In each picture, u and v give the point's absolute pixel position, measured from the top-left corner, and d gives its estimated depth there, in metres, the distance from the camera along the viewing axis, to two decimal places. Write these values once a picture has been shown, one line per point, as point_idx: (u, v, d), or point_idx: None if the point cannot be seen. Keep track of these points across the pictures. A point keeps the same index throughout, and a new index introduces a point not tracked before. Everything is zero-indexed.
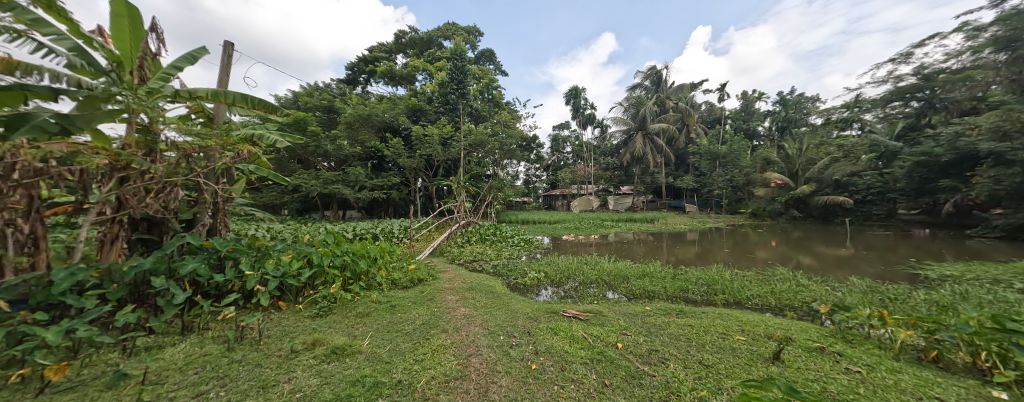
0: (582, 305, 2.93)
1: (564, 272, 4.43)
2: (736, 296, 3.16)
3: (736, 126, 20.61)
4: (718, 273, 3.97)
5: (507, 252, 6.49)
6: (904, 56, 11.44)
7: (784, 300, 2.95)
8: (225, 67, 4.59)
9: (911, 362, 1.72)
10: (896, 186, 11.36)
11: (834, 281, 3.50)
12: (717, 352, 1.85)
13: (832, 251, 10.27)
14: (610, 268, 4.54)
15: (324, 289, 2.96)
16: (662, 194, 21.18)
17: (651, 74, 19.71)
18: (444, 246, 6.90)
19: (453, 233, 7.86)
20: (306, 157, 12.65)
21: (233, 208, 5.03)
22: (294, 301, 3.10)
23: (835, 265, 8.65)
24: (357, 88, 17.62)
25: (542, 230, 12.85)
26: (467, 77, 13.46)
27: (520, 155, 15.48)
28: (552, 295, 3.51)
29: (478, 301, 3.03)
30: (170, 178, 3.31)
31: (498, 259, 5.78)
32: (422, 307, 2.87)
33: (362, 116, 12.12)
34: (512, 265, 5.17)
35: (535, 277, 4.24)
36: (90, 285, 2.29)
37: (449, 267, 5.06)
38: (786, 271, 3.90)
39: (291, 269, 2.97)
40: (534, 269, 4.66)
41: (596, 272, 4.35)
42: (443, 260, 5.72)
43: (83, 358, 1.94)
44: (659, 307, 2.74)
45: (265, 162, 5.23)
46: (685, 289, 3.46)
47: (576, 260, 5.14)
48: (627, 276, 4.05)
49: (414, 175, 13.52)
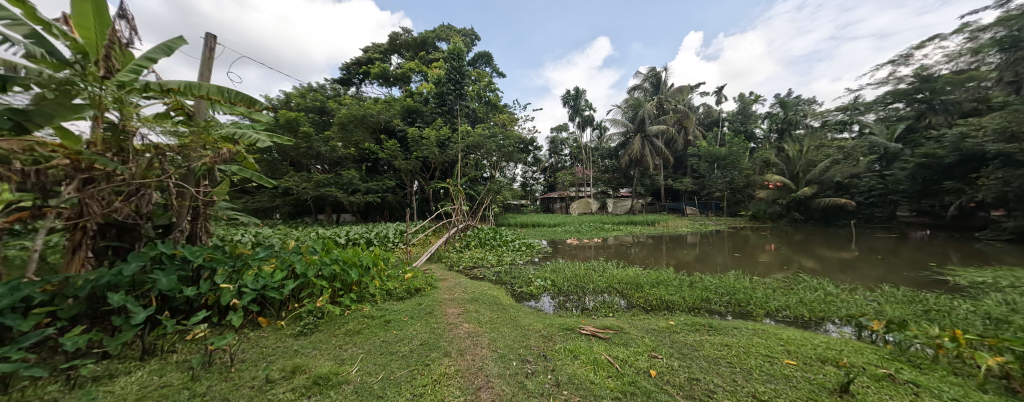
0: (598, 319, 2.65)
1: (572, 280, 4.16)
2: (765, 308, 2.90)
3: (734, 128, 20.58)
4: (736, 280, 3.73)
5: (508, 258, 6.19)
6: (904, 58, 11.40)
7: (818, 313, 2.71)
8: (208, 60, 4.26)
9: (1004, 394, 1.45)
10: (898, 188, 11.29)
11: (865, 290, 3.25)
12: (769, 382, 1.58)
13: (836, 253, 10.13)
14: (620, 275, 4.27)
15: (309, 304, 2.65)
16: (661, 197, 21.03)
17: (650, 76, 19.68)
18: (442, 251, 6.59)
19: (452, 238, 7.55)
20: (299, 159, 12.30)
21: (216, 212, 4.70)
22: (276, 316, 2.78)
23: (839, 268, 8.51)
24: (352, 89, 17.28)
25: (541, 233, 12.58)
26: (464, 77, 12.99)
27: (518, 157, 15.22)
28: (562, 307, 3.21)
29: (482, 316, 2.73)
30: (143, 182, 2.84)
31: (500, 265, 5.49)
32: (420, 324, 2.57)
33: (357, 117, 11.76)
34: (515, 271, 4.88)
35: (542, 285, 3.95)
36: (36, 303, 1.97)
37: (448, 274, 4.76)
38: (810, 279, 3.65)
39: (272, 282, 2.65)
40: (539, 277, 4.37)
41: (606, 280, 4.08)
42: (441, 267, 5.42)
43: (12, 394, 1.61)
44: (686, 323, 2.47)
45: (252, 164, 4.88)
46: (706, 299, 3.20)
47: (583, 266, 4.86)
48: (639, 285, 3.78)
49: (411, 178, 13.21)
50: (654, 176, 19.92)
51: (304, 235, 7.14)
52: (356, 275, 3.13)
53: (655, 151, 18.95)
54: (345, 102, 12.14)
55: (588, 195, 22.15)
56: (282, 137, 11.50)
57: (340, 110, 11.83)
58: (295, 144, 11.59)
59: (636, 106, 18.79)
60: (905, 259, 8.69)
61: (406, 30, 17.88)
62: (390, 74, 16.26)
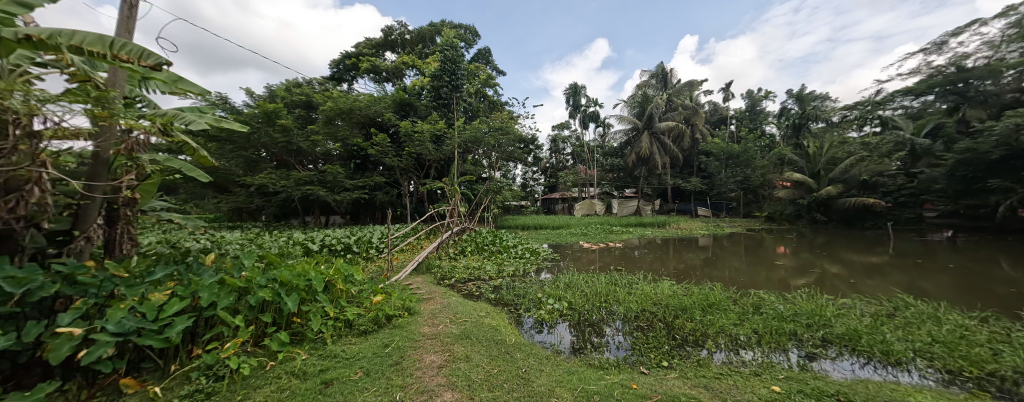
0: (654, 377, 1.75)
1: (594, 301, 3.20)
2: (896, 353, 1.98)
3: (744, 125, 19.72)
4: (814, 303, 2.81)
5: (511, 268, 5.21)
6: (937, 46, 10.82)
7: (980, 365, 1.82)
8: (129, 20, 3.29)
9: None
10: (933, 186, 10.41)
11: (1009, 322, 2.36)
12: None
13: (861, 257, 9.19)
14: (652, 293, 3.34)
15: (206, 358, 1.71)
16: (668, 197, 20.14)
17: (657, 71, 18.87)
18: (433, 259, 5.63)
19: (445, 243, 6.61)
20: (283, 157, 11.46)
21: (145, 215, 3.72)
22: (161, 371, 1.85)
23: (864, 274, 7.52)
24: (343, 85, 16.35)
25: (544, 236, 11.56)
26: (459, 69, 11.92)
27: (518, 155, 14.30)
28: (586, 346, 2.29)
29: (475, 373, 1.79)
30: (18, 169, 1.78)
31: (500, 278, 4.52)
32: (376, 390, 1.64)
33: (344, 110, 10.83)
34: (520, 287, 3.95)
35: (556, 309, 3.00)
36: None
37: (436, 291, 3.80)
38: (919, 302, 2.72)
39: (147, 323, 1.71)
40: (551, 295, 3.41)
41: (638, 301, 3.11)
42: (429, 279, 4.48)
43: None
44: (803, 390, 1.56)
45: (196, 155, 3.96)
46: (796, 338, 2.28)
47: (602, 281, 3.90)
48: (686, 307, 2.86)
49: (404, 177, 12.24)
50: (661, 175, 19.05)
51: (273, 241, 6.18)
52: (294, 305, 2.19)
53: (663, 149, 18.10)
54: (330, 94, 11.16)
55: (592, 195, 21.17)
56: (262, 131, 10.55)
57: (326, 102, 10.91)
58: (277, 139, 10.69)
59: (643, 102, 17.93)
60: (943, 266, 7.68)
61: (402, 23, 16.95)
62: (382, 68, 15.35)
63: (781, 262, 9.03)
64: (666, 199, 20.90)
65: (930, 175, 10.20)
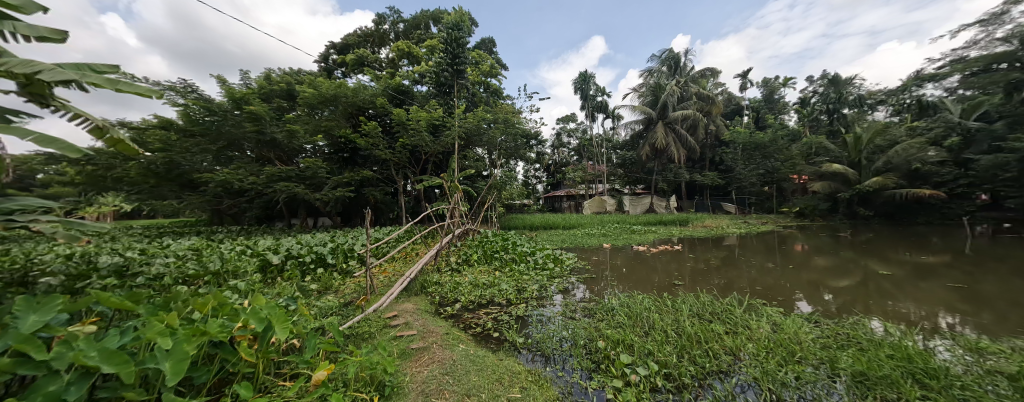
0: None
1: (696, 357, 1.91)
2: None
3: (762, 115, 18.53)
4: None
5: (533, 287, 3.91)
6: (996, 17, 9.86)
7: None
8: None
9: None
10: (1000, 175, 8.99)
11: None
12: None
13: (912, 256, 7.87)
14: (774, 337, 2.09)
15: None
16: (682, 194, 18.98)
17: (669, 58, 17.70)
18: (430, 272, 4.36)
19: (444, 251, 5.33)
20: (263, 152, 10.26)
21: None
22: None
23: (917, 273, 6.25)
24: (332, 75, 14.99)
25: (558, 238, 10.25)
26: (464, 52, 10.63)
27: (524, 150, 12.98)
28: None
29: None
30: None
31: (522, 305, 3.24)
32: None
33: (328, 98, 9.54)
34: (557, 324, 2.64)
35: (639, 375, 1.74)
36: None
37: (433, 329, 2.53)
38: None
39: None
40: (609, 342, 2.15)
41: (779, 360, 1.82)
42: (423, 306, 3.20)
43: None
44: None
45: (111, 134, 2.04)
46: None
47: (680, 312, 2.60)
48: (896, 381, 1.54)
49: (399, 173, 10.89)
50: (676, 169, 17.81)
51: (229, 252, 4.87)
52: None
53: (678, 140, 16.87)
54: (312, 80, 9.82)
55: (601, 192, 19.93)
56: (234, 122, 9.27)
57: (306, 89, 9.69)
58: (248, 129, 9.42)
59: (657, 91, 16.62)
60: (1011, 265, 6.52)
61: (394, 9, 15.61)
62: (366, 61, 14.00)
63: (819, 261, 7.73)
64: (680, 195, 19.69)
65: (991, 163, 9.01)
